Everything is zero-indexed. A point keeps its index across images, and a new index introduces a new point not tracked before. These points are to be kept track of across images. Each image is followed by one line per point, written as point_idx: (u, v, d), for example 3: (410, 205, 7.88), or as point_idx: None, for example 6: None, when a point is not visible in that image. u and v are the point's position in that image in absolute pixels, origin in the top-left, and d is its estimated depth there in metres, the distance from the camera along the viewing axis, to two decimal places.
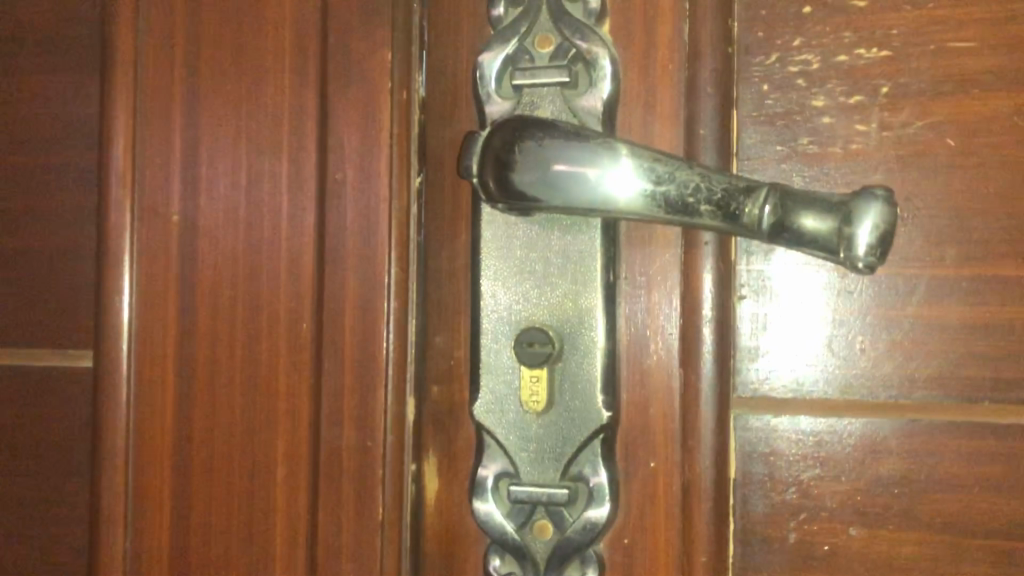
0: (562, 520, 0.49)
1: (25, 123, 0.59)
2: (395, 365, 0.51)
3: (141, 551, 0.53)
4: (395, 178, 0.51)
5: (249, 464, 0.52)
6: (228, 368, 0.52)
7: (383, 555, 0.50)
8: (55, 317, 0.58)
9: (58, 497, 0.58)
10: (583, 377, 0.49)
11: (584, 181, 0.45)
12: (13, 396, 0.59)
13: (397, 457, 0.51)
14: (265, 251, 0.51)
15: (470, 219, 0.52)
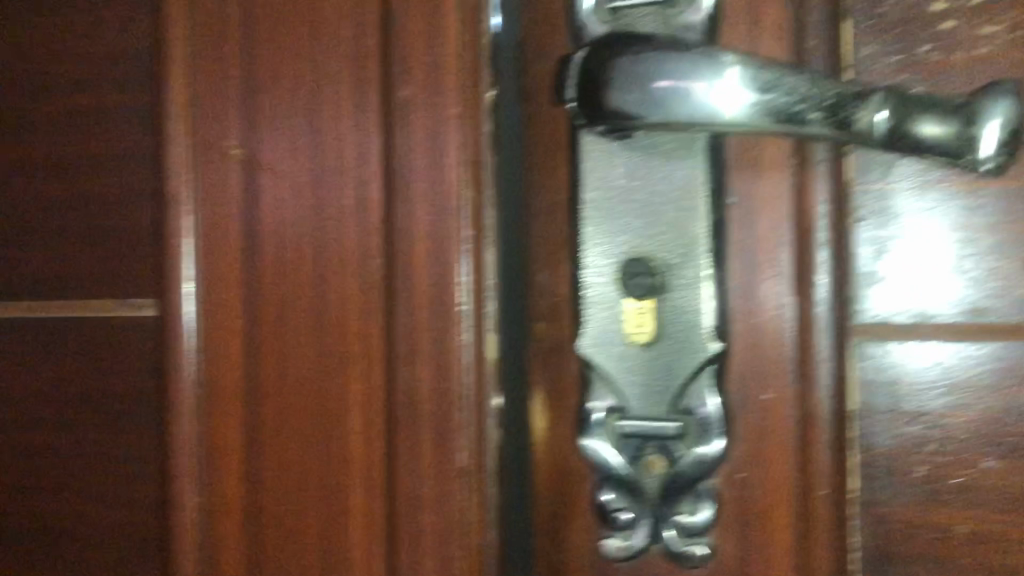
0: (672, 454, 0.48)
1: (83, 72, 0.58)
2: (474, 299, 0.48)
3: (213, 507, 0.53)
4: (466, 103, 0.48)
5: (321, 411, 0.51)
6: (296, 312, 0.52)
7: (462, 506, 0.48)
8: (119, 268, 0.57)
9: (124, 457, 0.57)
10: (689, 309, 0.47)
11: (689, 92, 0.43)
12: (74, 351, 0.58)
13: (477, 398, 0.48)
14: (327, 183, 0.51)
15: (568, 152, 0.50)
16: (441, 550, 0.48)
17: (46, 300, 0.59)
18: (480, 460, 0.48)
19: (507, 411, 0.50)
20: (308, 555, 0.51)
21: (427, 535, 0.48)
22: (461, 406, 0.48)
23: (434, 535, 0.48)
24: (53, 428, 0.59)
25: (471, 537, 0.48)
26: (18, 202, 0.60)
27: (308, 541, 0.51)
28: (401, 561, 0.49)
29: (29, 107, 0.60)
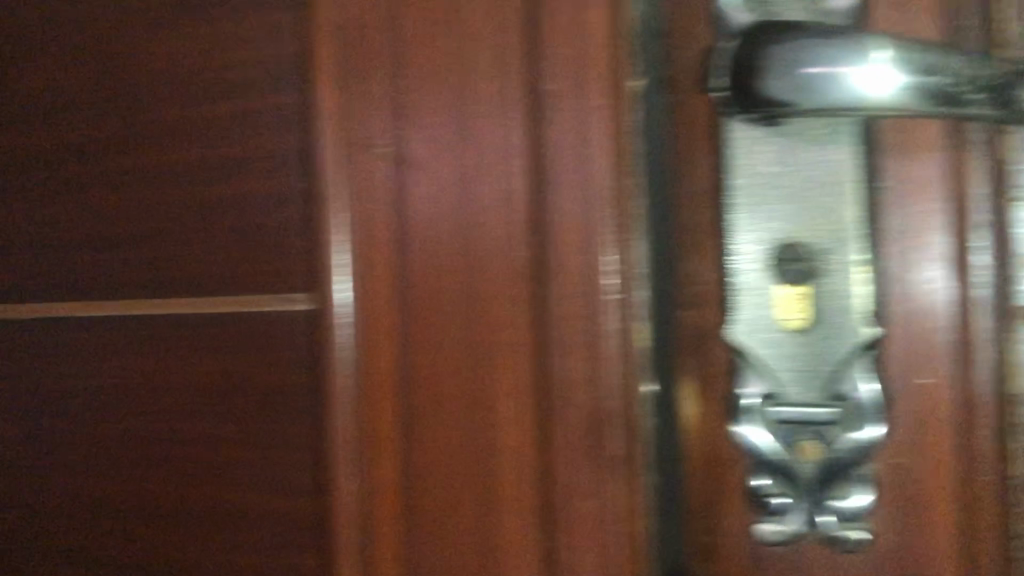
0: (828, 439, 0.48)
1: (228, 75, 0.60)
2: (622, 290, 0.49)
3: (371, 497, 0.54)
4: (611, 95, 0.49)
5: (472, 399, 0.53)
6: (444, 303, 0.53)
7: (616, 494, 0.49)
8: (272, 264, 0.59)
9: (279, 445, 0.59)
10: (843, 293, 0.48)
11: (838, 78, 0.42)
12: (230, 345, 0.61)
13: (624, 385, 0.49)
14: (475, 179, 0.52)
15: (713, 140, 0.50)
16: (596, 537, 0.49)
17: (202, 296, 0.62)
18: (631, 448, 0.49)
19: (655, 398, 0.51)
20: (464, 539, 0.53)
21: (581, 521, 0.50)
22: (611, 395, 0.49)
23: (590, 522, 0.49)
24: (211, 421, 0.62)
25: (624, 524, 0.49)
26: (172, 203, 0.63)
27: (462, 525, 0.53)
28: (556, 548, 0.50)
29: (178, 111, 0.62)
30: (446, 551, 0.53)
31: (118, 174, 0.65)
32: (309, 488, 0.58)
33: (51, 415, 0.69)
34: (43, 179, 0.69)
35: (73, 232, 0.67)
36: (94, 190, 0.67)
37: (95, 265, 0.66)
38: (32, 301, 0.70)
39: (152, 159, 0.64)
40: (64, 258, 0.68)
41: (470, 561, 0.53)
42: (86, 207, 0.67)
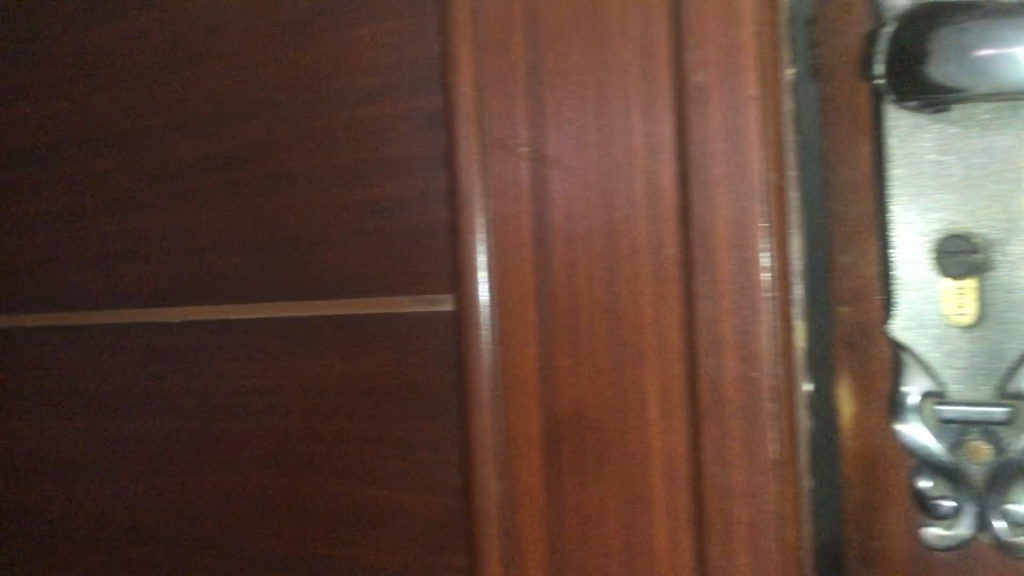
0: (1001, 442, 0.45)
1: (370, 80, 0.61)
2: (779, 285, 0.48)
3: (516, 494, 0.55)
4: (764, 85, 0.47)
5: (620, 400, 0.52)
6: (589, 302, 0.53)
7: (775, 497, 0.48)
8: (414, 265, 0.60)
9: (424, 444, 0.60)
10: (1017, 287, 0.45)
11: (1012, 58, 0.43)
12: (373, 344, 0.63)
13: (785, 387, 0.48)
14: (619, 176, 0.51)
15: (872, 129, 0.49)
16: (755, 542, 0.48)
17: (347, 300, 0.63)
18: (790, 450, 0.48)
19: (815, 399, 0.50)
20: (614, 543, 0.52)
21: (738, 525, 0.48)
22: (767, 394, 0.47)
23: (745, 526, 0.48)
24: (357, 423, 0.64)
25: (786, 528, 0.48)
26: (316, 210, 0.65)
27: (611, 529, 0.52)
28: (711, 552, 0.49)
29: (320, 117, 0.64)
30: (596, 555, 0.53)
31: (263, 182, 0.67)
32: (455, 488, 0.59)
33: (200, 417, 0.72)
34: (187, 188, 0.72)
35: (218, 239, 0.70)
36: (238, 197, 0.69)
37: (241, 270, 0.69)
38: (181, 306, 0.72)
39: (296, 166, 0.65)
40: (210, 264, 0.70)
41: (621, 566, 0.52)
42: (230, 214, 0.69)
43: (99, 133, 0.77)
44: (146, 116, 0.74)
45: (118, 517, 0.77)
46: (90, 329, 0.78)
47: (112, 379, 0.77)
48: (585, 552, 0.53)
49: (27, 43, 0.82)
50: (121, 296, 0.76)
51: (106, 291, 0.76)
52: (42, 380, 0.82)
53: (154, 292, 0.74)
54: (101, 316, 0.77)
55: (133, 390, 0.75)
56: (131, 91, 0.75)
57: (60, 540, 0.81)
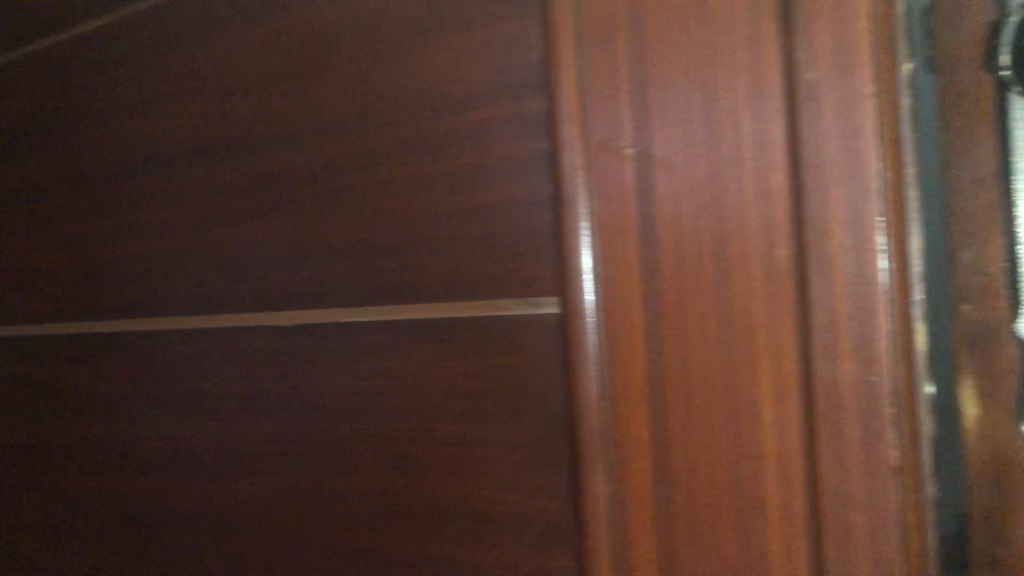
0: None
1: (473, 85, 0.62)
2: (898, 287, 0.47)
3: (626, 497, 0.55)
4: (879, 81, 0.46)
5: (731, 406, 0.51)
6: (698, 305, 0.52)
7: (897, 504, 0.46)
8: (520, 269, 0.61)
9: (533, 447, 0.61)
10: None
11: None
12: (480, 346, 0.63)
13: (906, 390, 0.47)
14: (728, 175, 0.51)
15: (996, 123, 0.49)
16: (876, 550, 0.47)
17: (454, 304, 0.64)
18: (912, 454, 0.47)
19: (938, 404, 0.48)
20: (728, 549, 0.52)
21: (857, 533, 0.47)
22: (887, 398, 0.46)
23: (865, 533, 0.47)
24: (466, 426, 0.64)
25: (909, 536, 0.47)
26: (422, 215, 0.66)
27: (723, 535, 0.52)
28: (829, 559, 0.48)
29: (424, 123, 0.65)
30: (709, 560, 0.52)
31: (369, 189, 0.69)
32: (564, 491, 0.59)
33: (311, 418, 0.74)
34: (295, 195, 0.74)
35: (327, 245, 0.71)
36: (345, 204, 0.70)
37: (350, 276, 0.70)
38: (292, 310, 0.74)
39: (401, 172, 0.67)
40: (319, 270, 0.72)
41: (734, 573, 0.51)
42: (338, 221, 0.71)
43: (211, 145, 0.79)
44: (256, 127, 0.76)
45: (235, 516, 0.80)
46: (206, 334, 0.81)
47: (226, 381, 0.79)
48: (697, 558, 0.53)
49: (141, 60, 0.85)
50: (235, 302, 0.78)
51: (221, 297, 0.79)
52: (160, 384, 0.85)
53: (266, 298, 0.76)
54: (217, 321, 0.80)
55: (247, 392, 0.78)
56: (240, 104, 0.77)
57: (180, 536, 0.85)
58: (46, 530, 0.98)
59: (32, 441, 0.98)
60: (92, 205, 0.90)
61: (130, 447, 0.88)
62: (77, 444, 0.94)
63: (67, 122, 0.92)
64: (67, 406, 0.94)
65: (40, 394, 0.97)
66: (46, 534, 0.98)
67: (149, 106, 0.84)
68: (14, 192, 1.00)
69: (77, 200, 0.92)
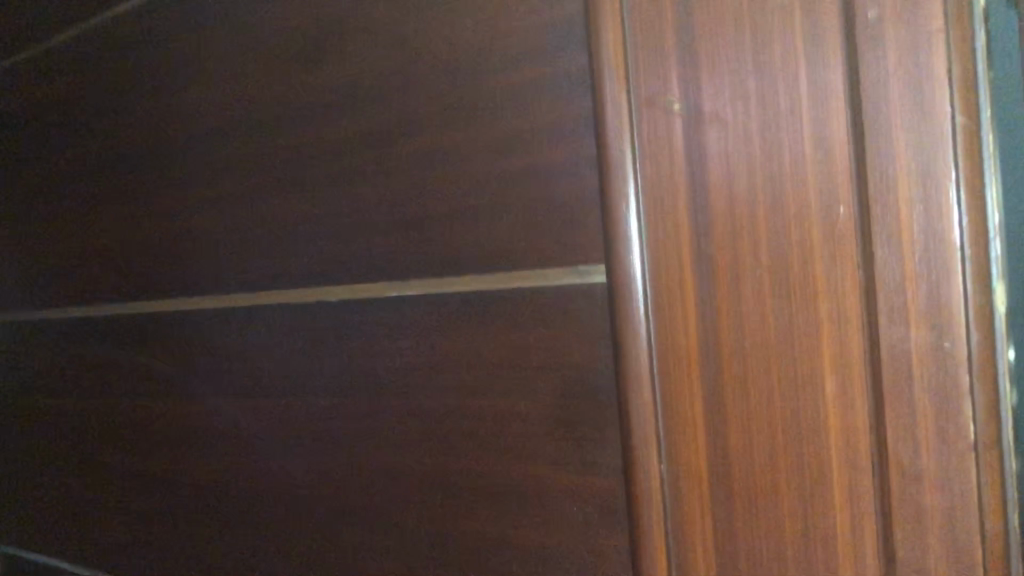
0: None
1: (513, 46, 0.59)
2: (976, 243, 0.42)
3: (679, 477, 0.52)
4: (950, 16, 0.42)
5: (790, 379, 0.47)
6: (754, 271, 0.48)
7: (974, 484, 0.43)
8: (564, 237, 0.58)
9: (584, 424, 0.58)
10: None
11: None
12: (526, 321, 0.61)
13: (985, 360, 0.42)
14: (783, 131, 0.47)
15: None
16: (952, 535, 0.43)
17: (499, 275, 0.62)
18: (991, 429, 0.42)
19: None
20: (793, 535, 0.48)
21: (931, 515, 0.44)
22: (965, 366, 0.43)
23: (938, 514, 0.44)
24: (514, 404, 0.62)
25: (987, 517, 0.43)
26: (465, 185, 0.63)
27: (784, 519, 0.48)
28: (900, 543, 0.45)
29: (463, 89, 0.62)
30: (771, 547, 0.49)
31: (409, 159, 0.66)
32: (618, 471, 0.57)
33: (357, 397, 0.72)
34: (334, 169, 0.71)
35: (369, 220, 0.69)
36: (386, 176, 0.68)
37: (393, 251, 0.68)
38: (335, 287, 0.72)
39: (441, 140, 0.64)
40: (362, 246, 0.70)
41: (797, 560, 0.48)
42: (379, 195, 0.68)
43: (251, 121, 0.78)
44: (294, 100, 0.74)
45: (287, 498, 0.79)
46: (253, 314, 0.79)
47: (273, 360, 0.78)
48: (757, 543, 0.49)
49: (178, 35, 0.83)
50: (280, 281, 0.76)
51: (265, 275, 0.78)
52: (210, 363, 0.84)
53: (311, 276, 0.74)
54: (263, 301, 0.78)
55: (293, 371, 0.77)
56: (278, 77, 0.75)
57: (233, 515, 0.84)
58: (102, 511, 0.98)
59: (89, 425, 0.99)
60: (138, 187, 0.89)
61: (183, 430, 0.88)
62: (132, 428, 0.93)
63: (109, 100, 0.92)
64: (120, 387, 0.94)
65: (94, 379, 0.97)
66: (105, 519, 0.98)
67: (190, 83, 0.83)
68: (59, 172, 0.99)
69: (123, 183, 0.91)
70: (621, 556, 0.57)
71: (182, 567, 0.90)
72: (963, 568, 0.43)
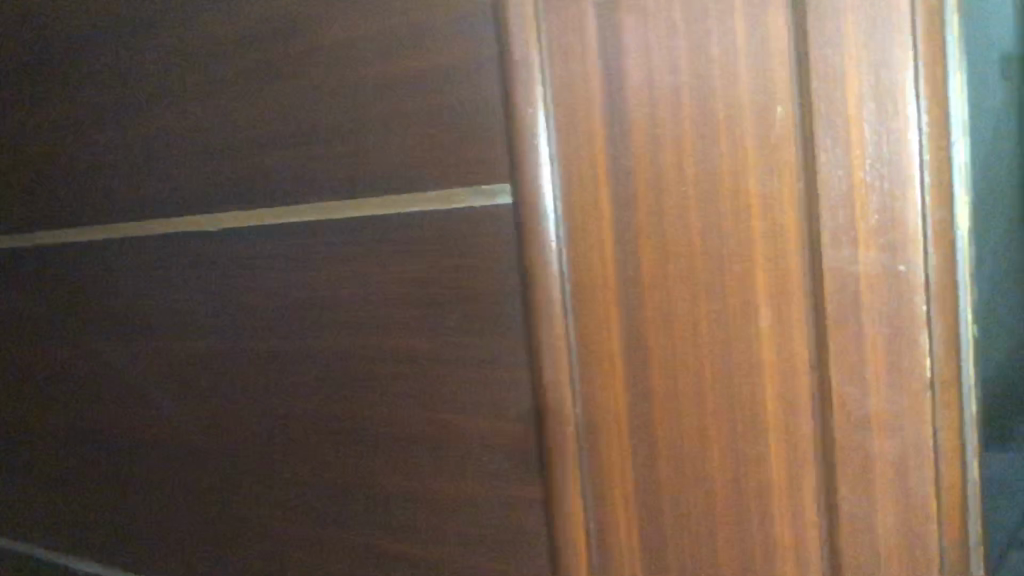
0: None
1: None
2: (934, 148, 0.36)
3: (597, 421, 0.46)
4: None
5: (720, 311, 0.41)
6: (679, 186, 0.42)
7: (926, 427, 0.37)
8: (465, 152, 0.50)
9: (489, 362, 0.51)
10: None
11: None
12: (423, 248, 0.53)
13: (943, 283, 0.36)
14: (713, 19, 0.40)
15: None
16: (902, 483, 0.38)
17: (391, 198, 0.54)
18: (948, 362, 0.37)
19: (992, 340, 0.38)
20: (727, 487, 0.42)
21: (878, 463, 0.38)
22: (918, 294, 0.37)
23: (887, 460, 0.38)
24: (415, 342, 0.55)
25: (942, 463, 0.37)
26: (356, 94, 0.55)
27: (713, 466, 0.42)
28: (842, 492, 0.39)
29: None
30: (700, 499, 0.43)
31: (291, 66, 0.57)
32: (528, 416, 0.50)
33: (244, 336, 0.64)
34: (208, 79, 0.62)
35: (254, 137, 0.61)
36: (266, 86, 0.59)
37: (279, 173, 0.60)
38: (215, 214, 0.64)
39: (328, 43, 0.55)
40: (245, 168, 0.61)
41: (729, 512, 0.42)
42: (264, 108, 0.60)
43: (113, 24, 0.68)
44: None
45: (181, 451, 0.71)
46: (130, 249, 0.71)
47: (153, 298, 0.70)
48: (683, 495, 0.44)
49: None
50: (157, 211, 0.68)
51: (139, 202, 0.69)
52: (86, 301, 0.75)
53: (190, 202, 0.65)
54: (140, 234, 0.70)
55: (175, 310, 0.69)
56: None
57: (122, 466, 0.77)
58: None
59: None
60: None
61: (66, 375, 0.79)
62: (10, 373, 0.85)
63: None
64: None
65: None
66: None
67: None
68: None
69: None
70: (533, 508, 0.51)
71: (73, 521, 0.83)
72: (914, 520, 0.38)
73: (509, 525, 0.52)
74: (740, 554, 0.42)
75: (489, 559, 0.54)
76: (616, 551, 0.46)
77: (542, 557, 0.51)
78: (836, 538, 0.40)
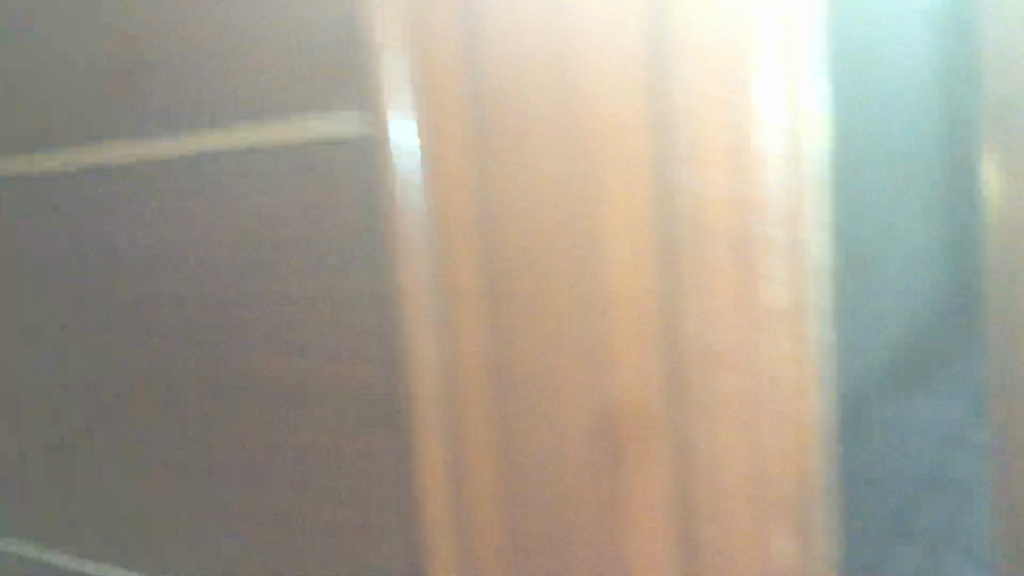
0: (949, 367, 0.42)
1: None
2: (784, 57, 0.34)
3: (447, 371, 0.43)
4: None
5: (573, 247, 0.39)
6: (532, 116, 0.39)
7: (770, 354, 0.35)
8: (295, 79, 0.45)
9: (318, 317, 0.47)
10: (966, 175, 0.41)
11: None
12: (257, 190, 0.48)
13: (788, 215, 0.34)
14: None
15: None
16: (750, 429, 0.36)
17: (226, 131, 0.49)
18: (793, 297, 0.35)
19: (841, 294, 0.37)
20: (575, 428, 0.39)
21: (728, 395, 0.36)
22: (766, 215, 0.34)
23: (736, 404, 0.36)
24: (249, 293, 0.50)
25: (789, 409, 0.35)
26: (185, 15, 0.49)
27: (563, 417, 0.40)
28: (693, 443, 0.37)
29: None
30: (548, 439, 0.40)
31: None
32: (355, 375, 0.46)
33: (84, 286, 0.59)
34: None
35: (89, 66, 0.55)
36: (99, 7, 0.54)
37: (111, 103, 0.55)
38: (56, 151, 0.59)
39: None
40: (80, 102, 0.56)
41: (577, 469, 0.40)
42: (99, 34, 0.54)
43: None
44: None
45: (21, 414, 0.66)
46: None
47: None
48: (533, 445, 0.41)
49: None
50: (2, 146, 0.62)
51: None
52: None
53: (34, 138, 0.60)
54: None
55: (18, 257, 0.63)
56: None
57: None
58: None
59: None
60: None
61: None
62: None
63: None
64: None
65: None
66: None
67: None
68: None
69: None
70: (358, 478, 0.47)
71: None
72: (762, 471, 0.36)
73: (330, 495, 0.49)
74: (587, 513, 0.40)
75: (310, 532, 0.50)
76: (471, 503, 0.43)
77: (364, 535, 0.47)
78: (688, 485, 0.37)
